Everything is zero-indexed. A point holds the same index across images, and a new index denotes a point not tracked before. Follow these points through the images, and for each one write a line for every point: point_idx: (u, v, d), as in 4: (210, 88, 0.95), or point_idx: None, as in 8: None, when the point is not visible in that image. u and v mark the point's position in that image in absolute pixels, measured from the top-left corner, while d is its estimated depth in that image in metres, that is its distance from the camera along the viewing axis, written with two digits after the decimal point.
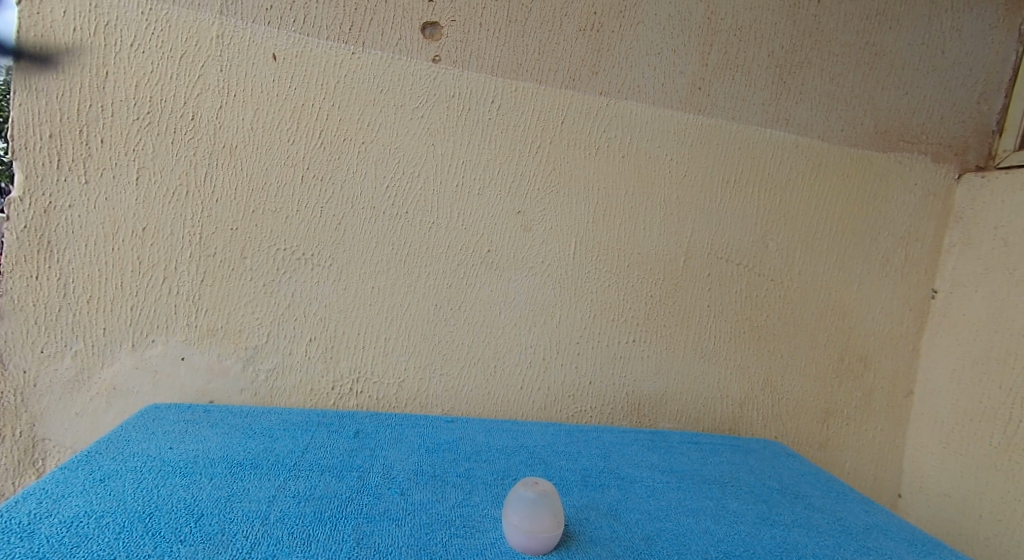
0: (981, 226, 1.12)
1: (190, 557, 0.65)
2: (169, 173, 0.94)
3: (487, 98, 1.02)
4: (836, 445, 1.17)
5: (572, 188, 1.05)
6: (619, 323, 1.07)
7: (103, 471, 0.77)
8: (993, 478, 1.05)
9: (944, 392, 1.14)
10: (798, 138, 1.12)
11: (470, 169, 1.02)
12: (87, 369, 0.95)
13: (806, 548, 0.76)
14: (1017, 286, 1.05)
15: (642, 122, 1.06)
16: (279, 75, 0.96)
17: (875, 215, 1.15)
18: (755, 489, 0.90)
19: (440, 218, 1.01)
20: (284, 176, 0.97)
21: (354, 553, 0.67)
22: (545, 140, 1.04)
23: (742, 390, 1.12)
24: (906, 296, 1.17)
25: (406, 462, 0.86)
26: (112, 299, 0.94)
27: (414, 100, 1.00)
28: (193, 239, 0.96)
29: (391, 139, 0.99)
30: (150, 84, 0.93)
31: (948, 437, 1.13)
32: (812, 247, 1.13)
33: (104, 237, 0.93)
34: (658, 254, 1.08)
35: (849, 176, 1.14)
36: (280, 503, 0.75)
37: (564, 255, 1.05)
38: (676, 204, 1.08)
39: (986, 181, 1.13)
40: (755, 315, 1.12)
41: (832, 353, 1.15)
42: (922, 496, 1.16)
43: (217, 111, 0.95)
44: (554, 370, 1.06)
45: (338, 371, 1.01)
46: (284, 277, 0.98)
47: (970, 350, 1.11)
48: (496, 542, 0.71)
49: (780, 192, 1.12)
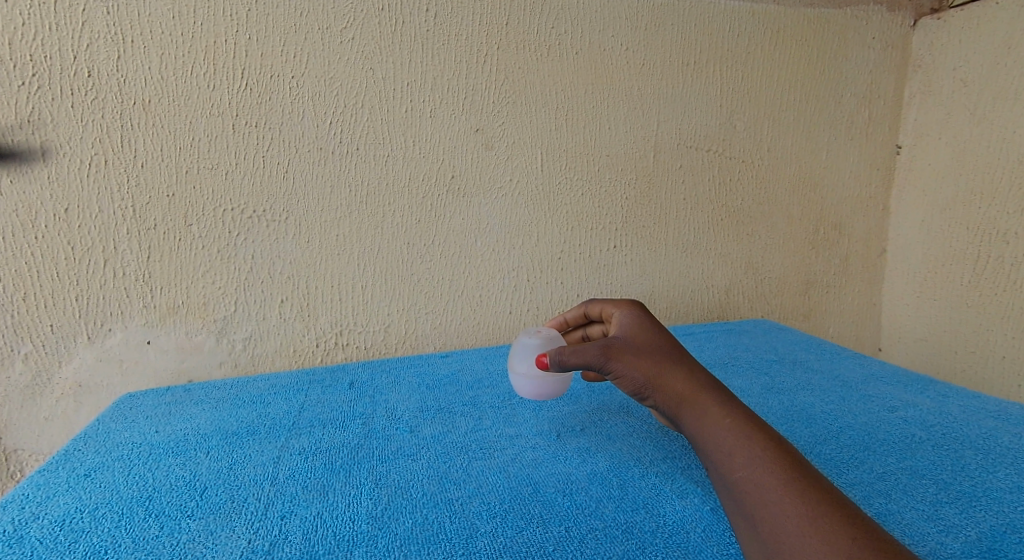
0: (939, 71, 1.12)
1: (202, 530, 0.58)
2: (79, 143, 0.83)
3: (420, 7, 0.92)
4: (819, 311, 1.22)
5: (528, 97, 0.99)
6: (598, 232, 1.06)
7: (87, 466, 0.69)
8: (965, 313, 1.12)
9: (913, 243, 1.18)
10: (754, 5, 1.06)
11: (417, 91, 0.94)
12: (44, 372, 0.87)
13: (813, 408, 0.79)
14: (980, 124, 1.07)
15: (593, 12, 0.99)
16: (179, 11, 0.84)
17: (836, 78, 1.14)
18: (755, 364, 0.93)
19: (394, 150, 0.94)
20: (214, 128, 0.87)
21: (375, 494, 0.62)
22: (492, 47, 0.96)
23: (726, 276, 1.15)
24: (872, 156, 1.19)
25: (409, 401, 0.82)
26: (51, 293, 0.85)
27: (340, 20, 0.89)
28: (126, 213, 0.86)
29: (323, 68, 0.90)
30: (26, 40, 0.79)
31: (921, 283, 1.18)
32: (778, 119, 1.12)
33: (23, 226, 0.83)
34: (627, 152, 1.05)
35: (808, 40, 1.11)
36: (287, 462, 0.68)
37: (532, 169, 1.01)
38: (638, 96, 1.04)
39: (941, 23, 1.12)
40: (729, 201, 1.12)
41: (807, 223, 1.17)
42: (900, 343, 1.23)
43: (117, 61, 0.83)
44: (540, 289, 1.06)
45: (319, 328, 0.97)
46: (239, 240, 0.91)
47: (936, 198, 1.14)
48: (520, 457, 0.69)
49: (742, 67, 1.08)
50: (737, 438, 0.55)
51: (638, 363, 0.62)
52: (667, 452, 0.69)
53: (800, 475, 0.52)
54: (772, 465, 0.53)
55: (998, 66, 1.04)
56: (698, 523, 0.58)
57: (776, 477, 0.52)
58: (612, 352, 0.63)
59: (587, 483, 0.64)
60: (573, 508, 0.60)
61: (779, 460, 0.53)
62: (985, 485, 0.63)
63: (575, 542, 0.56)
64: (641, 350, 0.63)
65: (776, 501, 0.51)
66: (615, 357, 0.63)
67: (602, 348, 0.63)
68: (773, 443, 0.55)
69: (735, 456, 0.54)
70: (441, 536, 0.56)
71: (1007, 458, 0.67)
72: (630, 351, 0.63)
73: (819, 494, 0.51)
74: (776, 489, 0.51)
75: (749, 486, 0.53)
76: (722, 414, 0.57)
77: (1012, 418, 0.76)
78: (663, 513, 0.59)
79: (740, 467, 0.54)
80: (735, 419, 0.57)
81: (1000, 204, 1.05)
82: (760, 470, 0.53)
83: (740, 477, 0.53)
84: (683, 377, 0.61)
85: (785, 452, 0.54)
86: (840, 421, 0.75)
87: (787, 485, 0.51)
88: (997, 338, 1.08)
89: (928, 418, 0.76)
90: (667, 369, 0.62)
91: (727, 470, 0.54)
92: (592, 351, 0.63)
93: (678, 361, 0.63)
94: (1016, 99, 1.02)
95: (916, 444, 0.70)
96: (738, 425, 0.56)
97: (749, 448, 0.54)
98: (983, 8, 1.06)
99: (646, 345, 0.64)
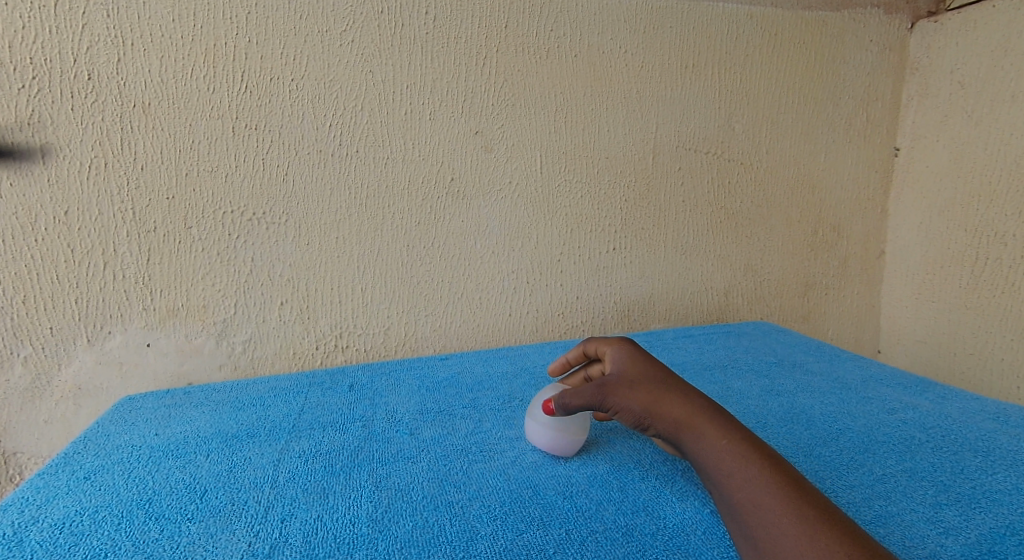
0: (937, 74, 1.13)
1: (203, 532, 0.58)
2: (79, 146, 0.83)
3: (420, 9, 0.92)
4: (818, 313, 1.22)
5: (528, 100, 0.99)
6: (597, 234, 1.06)
7: (87, 469, 0.69)
8: (964, 315, 1.12)
9: (912, 245, 1.19)
10: (752, 9, 1.07)
11: (417, 93, 0.94)
12: (44, 374, 0.87)
13: (812, 410, 0.79)
14: (978, 126, 1.07)
15: (591, 14, 0.99)
16: (179, 14, 0.84)
17: (834, 80, 1.14)
18: (754, 366, 0.94)
19: (393, 152, 0.95)
20: (214, 131, 0.87)
21: (375, 496, 0.63)
22: (492, 49, 0.96)
23: (725, 279, 1.15)
24: (870, 158, 1.19)
25: (409, 404, 0.82)
26: (50, 295, 0.86)
27: (339, 23, 0.89)
28: (126, 216, 0.86)
29: (323, 71, 0.90)
30: (26, 43, 0.79)
31: (920, 284, 1.18)
32: (776, 122, 1.12)
33: (22, 228, 0.83)
34: (627, 154, 1.05)
35: (806, 43, 1.11)
36: (287, 465, 0.69)
37: (532, 171, 1.01)
38: (637, 98, 1.04)
39: (939, 26, 1.12)
40: (728, 204, 1.12)
41: (806, 226, 1.17)
42: (899, 345, 1.24)
43: (117, 64, 0.83)
44: (539, 291, 1.06)
45: (319, 330, 0.97)
46: (239, 242, 0.91)
47: (934, 200, 1.15)
48: (520, 460, 0.69)
49: (740, 71, 1.08)
50: (736, 460, 0.56)
51: (635, 396, 0.62)
52: (667, 454, 0.69)
53: (800, 496, 0.52)
54: (771, 486, 0.53)
55: (995, 69, 1.04)
56: (698, 525, 0.58)
57: (774, 497, 0.52)
58: (608, 389, 0.63)
59: (587, 485, 0.64)
60: (573, 511, 0.60)
61: (777, 480, 0.53)
62: (983, 486, 0.63)
63: (575, 545, 0.56)
64: (638, 382, 0.64)
65: (775, 522, 0.51)
66: (613, 393, 0.63)
67: (599, 386, 0.64)
68: (771, 463, 0.55)
69: (733, 478, 0.55)
70: (442, 539, 0.56)
71: (1006, 460, 0.67)
72: (626, 385, 0.63)
73: (817, 513, 0.51)
74: (774, 510, 0.52)
75: (748, 507, 0.53)
76: (719, 436, 0.58)
77: (1010, 420, 0.76)
78: (664, 515, 0.60)
79: (739, 488, 0.54)
80: (732, 441, 0.57)
81: (998, 206, 1.06)
82: (759, 491, 0.53)
83: (739, 499, 0.54)
84: (679, 403, 0.61)
85: (783, 471, 0.54)
86: (839, 423, 0.75)
87: (785, 504, 0.52)
88: (996, 340, 1.08)
89: (927, 420, 0.76)
90: (664, 397, 0.62)
91: (727, 493, 0.55)
92: (590, 392, 0.64)
93: (674, 387, 0.63)
94: (1014, 101, 1.02)
95: (915, 446, 0.70)
96: (736, 447, 0.56)
97: (747, 470, 0.55)
98: (980, 11, 1.06)
99: (641, 376, 0.64)
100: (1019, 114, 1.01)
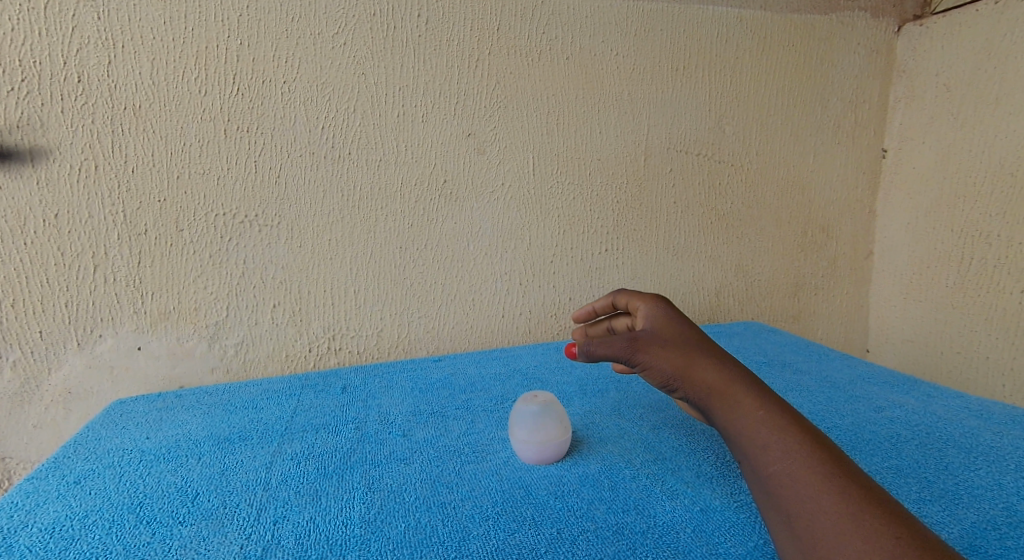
0: (924, 77, 1.14)
1: (195, 535, 0.58)
2: (69, 149, 0.83)
3: (412, 12, 0.92)
4: (808, 313, 1.23)
5: (520, 102, 0.99)
6: (589, 235, 1.07)
7: (77, 473, 0.69)
8: (950, 314, 1.13)
9: (900, 245, 1.20)
10: (742, 11, 1.08)
11: (409, 95, 0.94)
12: (33, 378, 0.87)
13: (801, 409, 0.80)
14: (964, 128, 1.09)
15: (583, 17, 1.00)
16: (170, 17, 0.84)
17: (823, 82, 1.15)
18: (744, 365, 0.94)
19: (386, 154, 0.95)
20: (205, 133, 0.87)
21: (368, 498, 0.63)
22: (484, 52, 0.96)
23: (715, 279, 1.16)
24: (859, 159, 1.20)
25: (402, 406, 0.82)
26: (40, 298, 0.85)
27: (332, 25, 0.90)
28: (117, 219, 0.86)
29: (315, 74, 0.90)
30: (15, 46, 0.79)
31: (908, 284, 1.19)
32: (766, 124, 1.13)
33: (11, 231, 0.83)
34: (618, 156, 1.06)
35: (794, 46, 1.12)
36: (280, 467, 0.69)
37: (524, 173, 1.02)
38: (629, 100, 1.05)
39: (925, 29, 1.14)
40: (719, 204, 1.13)
41: (795, 227, 1.18)
42: (887, 344, 1.25)
43: (107, 67, 0.83)
44: (532, 293, 1.06)
45: (312, 332, 0.97)
46: (231, 245, 0.91)
47: (921, 201, 1.16)
48: (512, 461, 0.69)
49: (731, 73, 1.09)
50: (772, 432, 0.56)
51: (667, 355, 0.63)
52: (657, 454, 0.70)
53: (836, 469, 0.53)
54: (808, 460, 0.54)
55: (979, 71, 1.06)
56: (688, 523, 0.59)
57: (813, 472, 0.53)
58: (639, 344, 0.64)
59: (578, 485, 0.64)
60: (564, 510, 0.60)
61: (815, 454, 0.54)
62: (967, 482, 0.64)
63: (566, 544, 0.56)
64: (671, 342, 0.64)
65: (813, 496, 0.51)
66: (643, 349, 0.64)
67: (630, 341, 0.64)
68: (809, 436, 0.56)
69: (770, 449, 0.55)
70: (434, 539, 0.57)
71: (990, 456, 0.68)
72: (659, 343, 0.64)
73: (856, 489, 0.51)
74: (812, 484, 0.52)
75: (784, 480, 0.53)
76: (756, 407, 0.58)
77: (995, 417, 0.77)
78: (654, 514, 0.60)
79: (775, 461, 0.55)
80: (769, 412, 0.57)
81: (983, 206, 1.07)
82: (796, 465, 0.54)
83: (774, 471, 0.54)
84: (714, 368, 0.62)
85: (822, 446, 0.55)
86: (827, 422, 0.76)
87: (823, 479, 0.52)
88: (982, 338, 1.09)
89: (913, 418, 0.77)
90: (697, 361, 0.62)
91: (761, 464, 0.55)
92: (620, 343, 0.64)
93: (709, 352, 0.63)
94: (999, 103, 1.03)
95: (901, 443, 0.71)
96: (772, 418, 0.57)
97: (785, 442, 0.55)
98: (965, 14, 1.07)
99: (675, 336, 0.65)
100: (1004, 116, 1.03)
